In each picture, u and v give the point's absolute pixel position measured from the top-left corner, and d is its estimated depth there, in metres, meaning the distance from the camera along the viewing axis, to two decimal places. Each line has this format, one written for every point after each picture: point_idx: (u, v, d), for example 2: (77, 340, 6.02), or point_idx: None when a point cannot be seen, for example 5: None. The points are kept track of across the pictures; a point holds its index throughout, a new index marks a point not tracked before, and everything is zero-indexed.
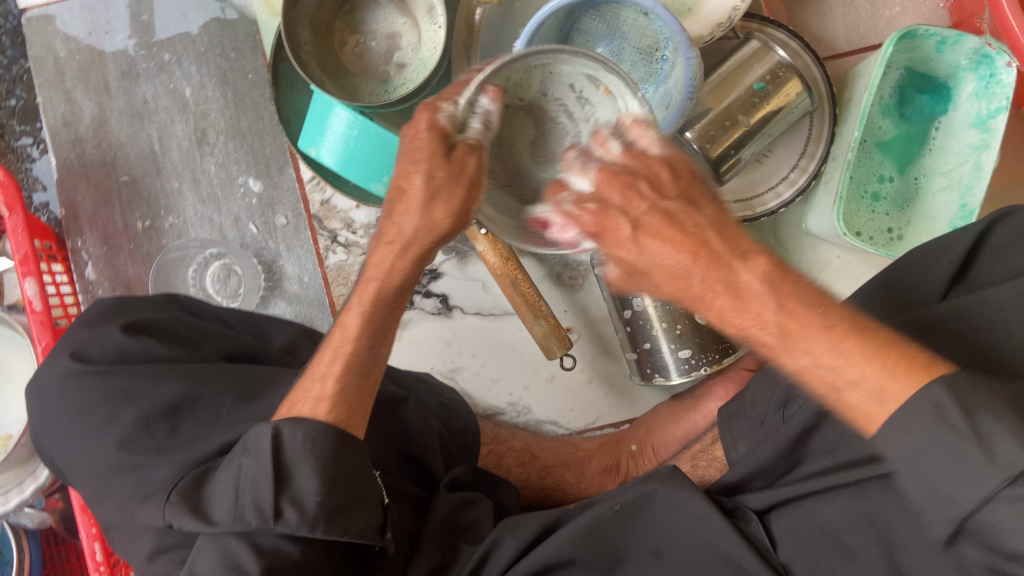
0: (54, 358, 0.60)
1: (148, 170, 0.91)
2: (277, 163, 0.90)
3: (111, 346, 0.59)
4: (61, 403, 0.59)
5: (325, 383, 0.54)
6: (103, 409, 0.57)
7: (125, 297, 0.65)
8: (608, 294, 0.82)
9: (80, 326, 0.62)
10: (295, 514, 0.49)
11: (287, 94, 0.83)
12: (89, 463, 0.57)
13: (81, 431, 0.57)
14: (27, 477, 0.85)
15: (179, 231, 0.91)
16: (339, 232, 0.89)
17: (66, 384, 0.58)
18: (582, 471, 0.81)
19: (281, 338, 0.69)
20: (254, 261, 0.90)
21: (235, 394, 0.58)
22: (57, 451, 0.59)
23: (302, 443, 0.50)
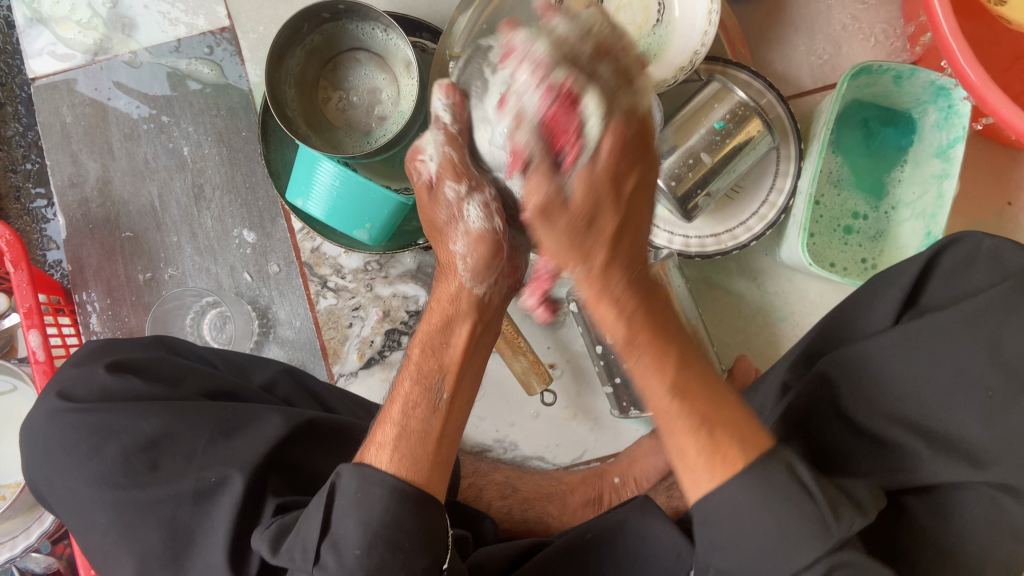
0: (44, 399, 0.64)
1: (150, 225, 0.96)
2: (270, 214, 0.95)
3: (95, 386, 0.63)
4: (48, 440, 0.62)
5: (386, 428, 0.56)
6: (87, 444, 0.61)
7: (112, 341, 0.69)
8: (582, 328, 0.84)
9: (70, 366, 0.66)
10: (332, 559, 0.49)
11: (276, 148, 0.88)
12: (77, 495, 0.60)
13: (68, 465, 0.61)
14: (34, 522, 0.89)
15: (178, 281, 0.95)
16: (329, 278, 0.94)
17: (56, 422, 0.62)
18: (565, 503, 0.83)
19: (261, 376, 0.72)
20: (248, 307, 0.94)
21: (208, 432, 0.61)
22: (46, 486, 0.63)
23: (354, 493, 0.50)
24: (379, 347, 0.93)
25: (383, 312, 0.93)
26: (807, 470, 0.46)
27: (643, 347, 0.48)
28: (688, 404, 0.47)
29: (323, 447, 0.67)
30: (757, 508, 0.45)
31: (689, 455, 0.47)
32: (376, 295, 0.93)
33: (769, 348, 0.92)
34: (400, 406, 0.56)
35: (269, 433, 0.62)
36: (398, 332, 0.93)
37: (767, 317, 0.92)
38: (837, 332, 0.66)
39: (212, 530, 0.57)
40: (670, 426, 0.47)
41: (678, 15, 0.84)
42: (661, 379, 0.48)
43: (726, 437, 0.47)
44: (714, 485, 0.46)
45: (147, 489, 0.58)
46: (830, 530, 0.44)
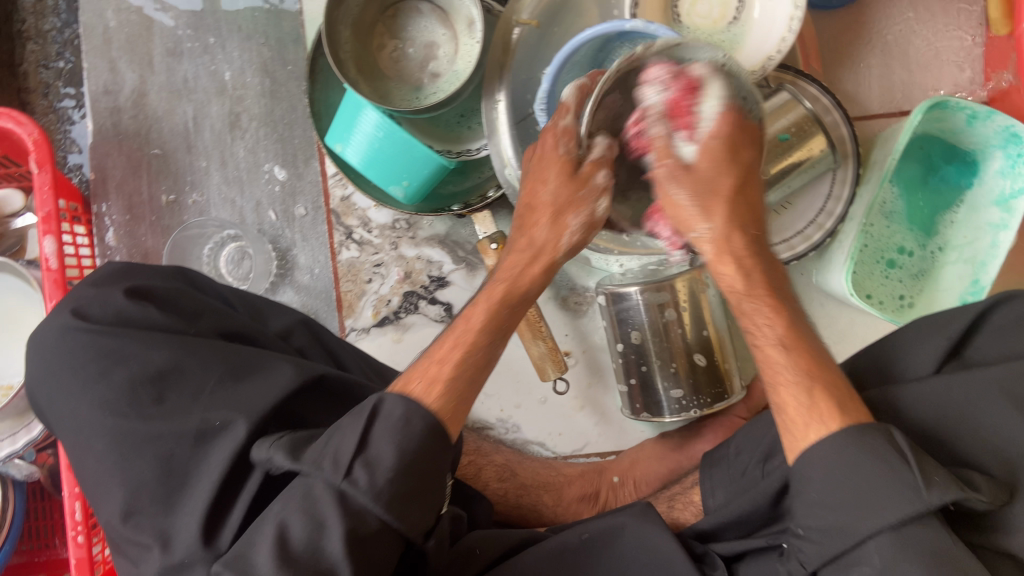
0: (57, 314, 0.62)
1: (179, 145, 0.93)
2: (304, 155, 0.92)
3: (111, 309, 0.61)
4: (55, 356, 0.60)
5: (443, 366, 0.54)
6: (95, 367, 0.59)
7: (132, 265, 0.67)
8: (606, 323, 0.82)
9: (88, 284, 0.64)
10: (365, 477, 0.47)
11: (320, 89, 0.85)
12: (79, 416, 0.58)
13: (72, 385, 0.59)
14: (22, 429, 0.87)
15: (200, 209, 0.92)
16: (355, 230, 0.92)
17: (66, 340, 0.60)
18: (561, 494, 0.82)
19: (277, 324, 0.70)
20: (269, 246, 0.92)
21: (219, 375, 0.59)
22: (46, 402, 0.61)
23: (396, 421, 0.49)
24: (395, 308, 0.92)
25: (404, 273, 0.92)
26: (902, 437, 0.49)
27: (762, 308, 0.57)
28: (798, 371, 0.54)
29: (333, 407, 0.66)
30: (847, 470, 0.49)
31: (795, 418, 0.53)
32: (400, 254, 0.92)
33: None
34: (480, 325, 0.57)
35: (282, 385, 0.60)
36: (417, 296, 0.92)
37: None
38: (873, 374, 0.64)
39: (209, 473, 0.55)
40: (778, 386, 0.54)
41: (758, 16, 0.80)
42: (773, 329, 0.56)
43: (825, 397, 0.52)
44: (806, 437, 0.51)
45: (154, 422, 0.57)
46: (918, 493, 0.46)
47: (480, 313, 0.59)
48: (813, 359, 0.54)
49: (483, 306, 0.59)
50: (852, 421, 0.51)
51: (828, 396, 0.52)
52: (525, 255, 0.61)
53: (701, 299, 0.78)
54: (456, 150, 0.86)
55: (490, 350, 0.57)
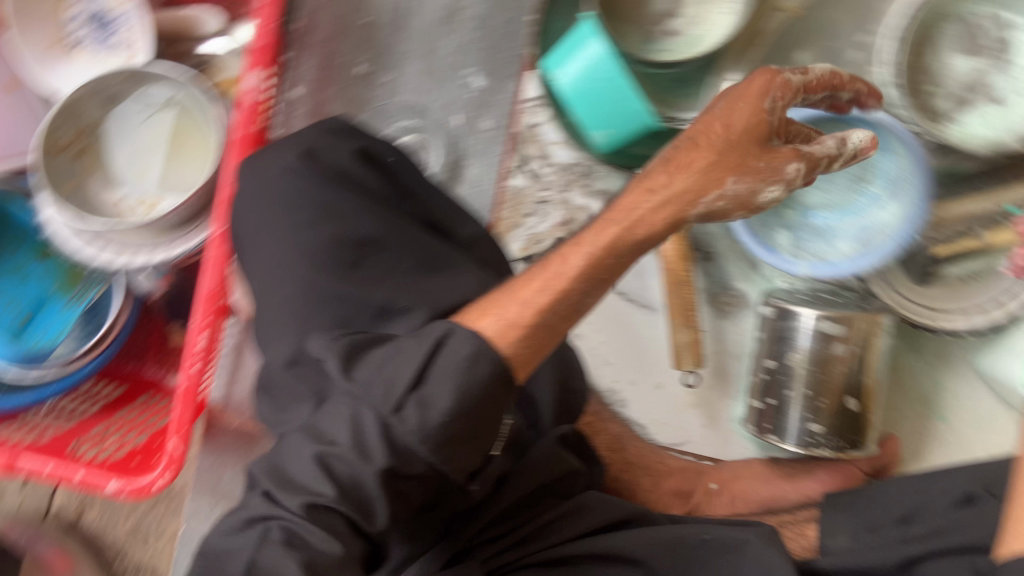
0: (284, 150, 0.61)
1: (389, 23, 0.91)
2: (506, 71, 0.89)
3: (337, 163, 0.61)
4: (270, 189, 0.60)
5: (525, 308, 0.50)
6: (307, 212, 0.58)
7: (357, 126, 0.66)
8: (762, 336, 0.80)
9: (320, 132, 0.63)
10: (415, 417, 0.45)
11: (552, 11, 0.84)
12: (275, 254, 0.58)
13: (279, 222, 0.59)
14: (162, 246, 0.86)
15: (389, 92, 0.91)
16: (532, 160, 0.90)
17: (286, 178, 0.60)
18: (658, 484, 0.84)
19: (468, 229, 0.66)
20: (447, 149, 0.91)
21: (416, 262, 0.58)
22: (244, 231, 0.61)
23: (462, 360, 0.46)
24: (545, 249, 0.90)
25: (566, 219, 0.89)
26: None
27: None
28: None
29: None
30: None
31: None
32: (568, 200, 0.89)
33: (916, 441, 0.87)
34: (578, 272, 0.52)
35: (469, 293, 0.58)
36: None
37: (926, 409, 0.87)
38: None
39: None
40: None
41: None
42: None
43: None
44: None
45: (348, 284, 0.56)
46: None
47: (707, 154, 0.54)
48: None
49: (668, 197, 0.54)
50: None
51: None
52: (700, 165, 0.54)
53: (871, 345, 0.75)
54: (668, 114, 0.83)
55: (582, 302, 0.53)
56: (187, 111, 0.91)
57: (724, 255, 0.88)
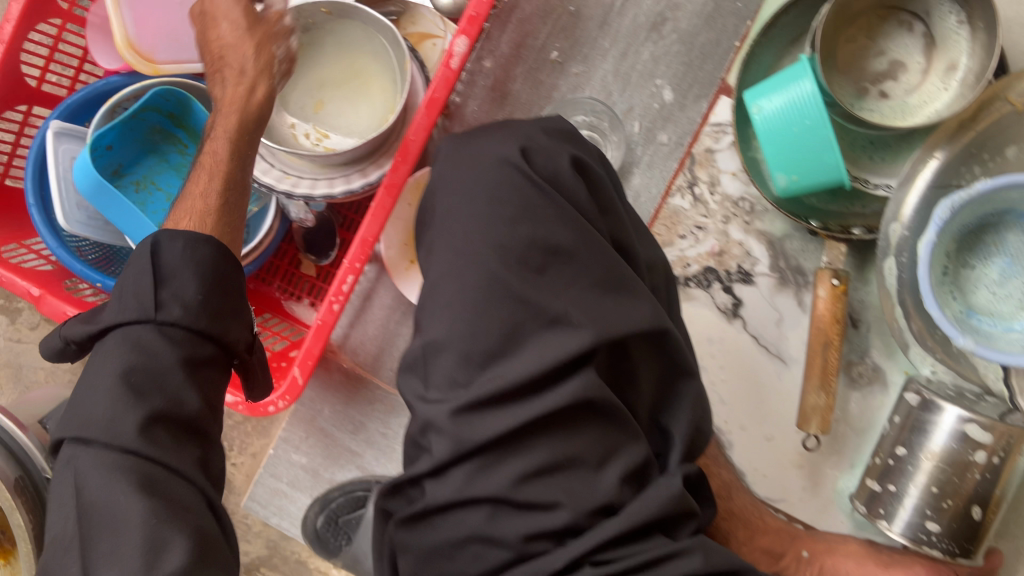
0: (501, 143, 0.64)
1: (594, 15, 0.90)
2: (698, 91, 0.88)
3: (551, 168, 0.63)
4: (477, 178, 0.62)
5: (206, 201, 0.64)
6: (508, 208, 0.60)
7: (577, 134, 0.67)
8: (899, 422, 0.79)
9: (538, 130, 0.65)
10: (179, 310, 0.55)
11: (763, 42, 0.83)
12: (471, 238, 0.60)
13: (479, 209, 0.61)
14: (324, 181, 0.87)
15: (577, 84, 0.90)
16: (700, 184, 0.89)
17: (501, 170, 0.62)
18: (751, 537, 0.82)
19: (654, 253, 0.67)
20: (615, 154, 0.89)
21: (599, 283, 0.59)
22: (441, 209, 0.64)
23: (179, 252, 0.57)
24: (690, 274, 0.89)
25: (718, 249, 0.88)
26: None
27: None
28: None
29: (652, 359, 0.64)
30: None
31: None
32: (725, 232, 0.88)
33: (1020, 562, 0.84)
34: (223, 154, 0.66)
35: (643, 323, 0.59)
36: (716, 278, 0.89)
37: None
38: None
39: (542, 353, 0.56)
40: None
41: None
42: None
43: None
44: None
45: (532, 287, 0.58)
46: None
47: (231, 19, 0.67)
48: None
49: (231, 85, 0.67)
50: None
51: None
52: (241, 85, 0.67)
53: (1008, 462, 0.74)
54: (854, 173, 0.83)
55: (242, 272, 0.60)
56: (382, 56, 0.92)
57: (869, 326, 0.86)
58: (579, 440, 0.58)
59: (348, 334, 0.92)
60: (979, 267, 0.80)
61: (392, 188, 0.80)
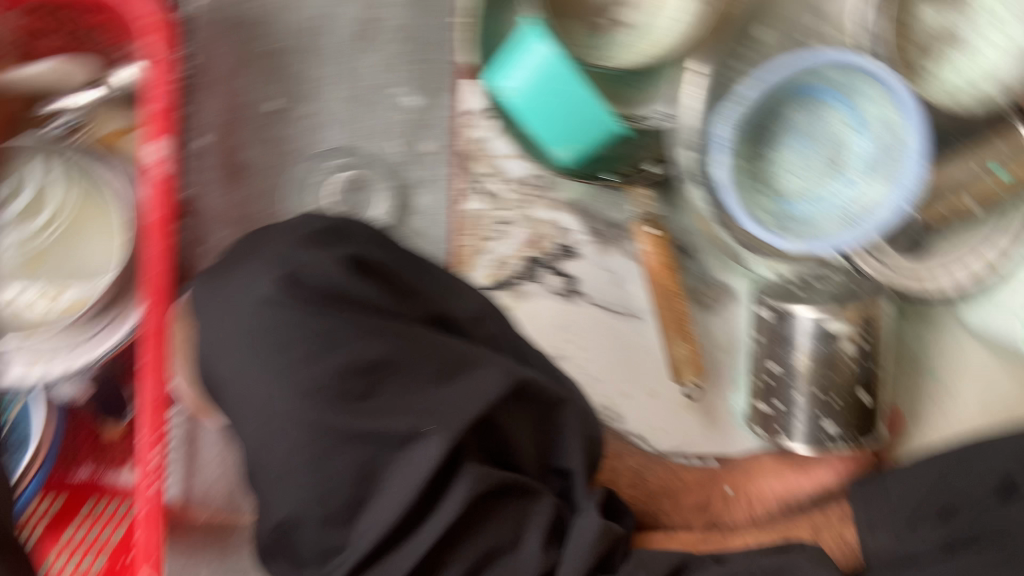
0: (260, 273, 0.54)
1: (296, 46, 0.79)
2: (440, 84, 0.80)
3: (325, 283, 0.54)
4: (249, 327, 0.53)
5: None
6: (303, 346, 0.52)
7: (339, 222, 0.58)
8: (760, 338, 0.77)
9: (294, 242, 0.56)
10: None
11: (490, 9, 0.74)
12: (269, 397, 0.51)
13: (270, 362, 0.51)
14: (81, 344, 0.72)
15: (310, 126, 0.80)
16: (484, 179, 0.81)
17: (272, 308, 0.53)
18: (678, 503, 0.80)
19: (473, 305, 0.61)
20: (388, 182, 0.80)
21: (438, 375, 0.54)
22: (225, 373, 0.53)
23: None
24: (514, 272, 0.82)
25: (532, 236, 0.82)
26: None
27: None
28: None
29: (516, 414, 0.60)
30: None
31: None
32: (530, 215, 0.82)
33: (910, 401, 0.87)
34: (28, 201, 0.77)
35: (501, 391, 0.55)
36: (540, 264, 0.83)
37: (916, 367, 0.87)
38: None
39: (406, 483, 0.50)
40: None
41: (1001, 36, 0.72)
42: None
43: None
44: None
45: (367, 418, 0.51)
46: None
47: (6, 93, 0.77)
48: None
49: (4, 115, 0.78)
50: None
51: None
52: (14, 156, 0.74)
53: (871, 329, 0.74)
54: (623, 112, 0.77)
55: None
56: (86, 180, 0.76)
57: (699, 250, 0.83)
58: (489, 534, 0.56)
59: (190, 489, 0.83)
60: (777, 155, 0.77)
61: (159, 335, 0.69)
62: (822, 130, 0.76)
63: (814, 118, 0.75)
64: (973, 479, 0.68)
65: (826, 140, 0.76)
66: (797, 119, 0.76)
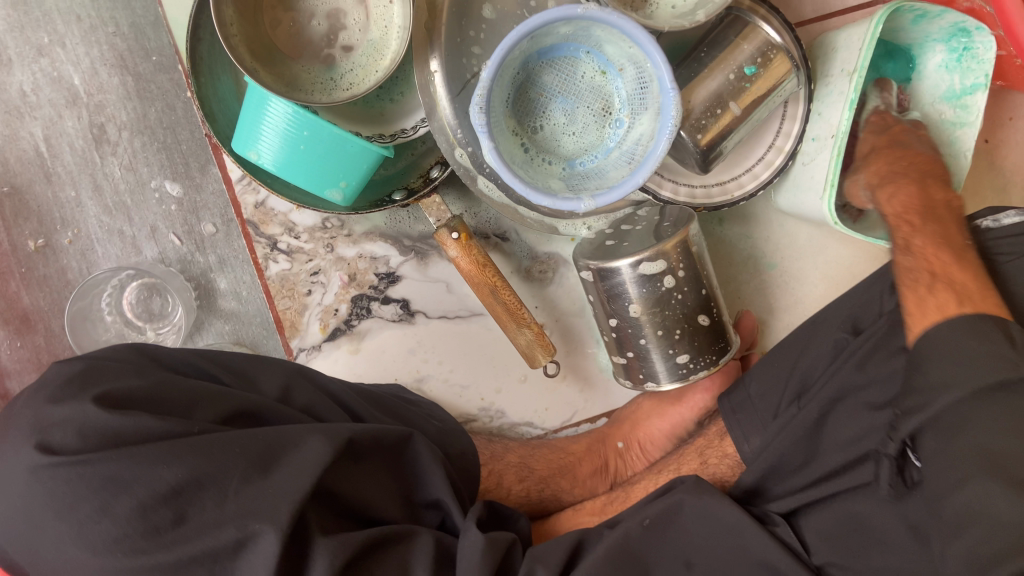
0: (16, 447, 0.49)
1: (34, 176, 0.75)
2: (198, 161, 0.77)
3: (92, 431, 0.48)
4: (28, 505, 0.48)
5: None
6: (88, 504, 0.47)
7: (91, 361, 0.54)
8: (593, 298, 0.76)
9: (43, 399, 0.50)
10: None
11: (208, 81, 0.71)
12: (80, 569, 0.46)
13: (61, 534, 0.47)
14: None
15: (83, 249, 0.76)
16: (279, 238, 0.79)
17: (43, 481, 0.48)
18: (575, 476, 0.79)
19: (273, 387, 0.60)
20: (183, 278, 0.77)
21: (249, 471, 0.50)
22: (26, 559, 0.49)
23: None
24: (345, 316, 0.81)
25: (348, 276, 0.80)
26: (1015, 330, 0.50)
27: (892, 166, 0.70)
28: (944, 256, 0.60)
29: (360, 467, 0.57)
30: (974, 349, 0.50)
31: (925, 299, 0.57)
32: (339, 257, 0.80)
33: (759, 296, 0.90)
34: None
35: (320, 461, 0.52)
36: (368, 299, 0.81)
37: (756, 264, 0.89)
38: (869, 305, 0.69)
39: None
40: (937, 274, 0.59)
41: None
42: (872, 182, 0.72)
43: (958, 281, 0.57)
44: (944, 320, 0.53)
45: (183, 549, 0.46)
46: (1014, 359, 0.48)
47: None
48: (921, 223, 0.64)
49: None
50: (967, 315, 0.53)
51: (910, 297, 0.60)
52: None
53: (693, 254, 0.73)
54: (386, 132, 0.75)
55: None
56: None
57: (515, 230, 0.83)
58: None
59: None
60: (546, 122, 0.76)
61: None
62: (581, 82, 0.76)
63: (569, 74, 0.75)
64: (818, 358, 0.70)
65: (590, 90, 0.76)
66: (554, 79, 0.75)
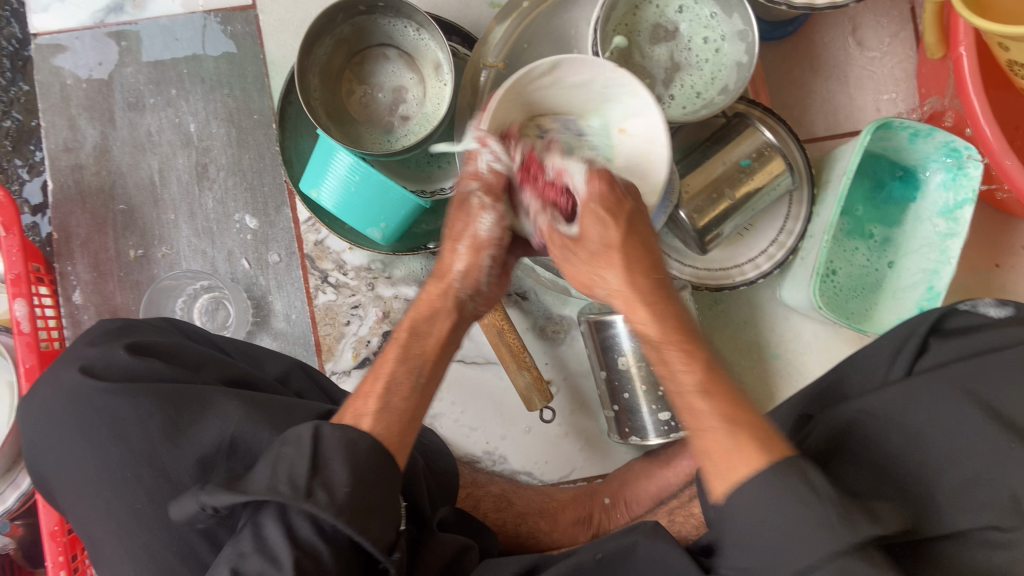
0: (59, 377, 0.63)
1: (146, 200, 0.93)
2: (275, 203, 0.92)
3: (117, 367, 0.62)
4: (63, 419, 0.61)
5: None
6: (108, 428, 0.60)
7: (129, 321, 0.68)
8: (590, 350, 0.85)
9: (85, 344, 0.65)
10: None
11: (291, 136, 0.87)
12: (85, 472, 0.60)
13: (85, 449, 0.60)
14: (8, 487, 0.85)
15: (171, 262, 0.92)
16: (330, 273, 0.92)
17: (73, 400, 0.61)
18: (556, 520, 0.85)
19: (276, 368, 0.71)
20: (244, 295, 0.91)
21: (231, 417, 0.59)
22: (51, 468, 0.62)
23: None
24: (375, 348, 0.91)
25: (383, 313, 0.91)
26: (820, 474, 0.45)
27: (675, 342, 0.54)
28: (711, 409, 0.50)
29: None
30: (775, 504, 0.45)
31: (713, 451, 0.49)
32: (378, 295, 0.92)
33: (762, 384, 0.94)
34: None
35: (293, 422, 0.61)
36: None
37: (761, 352, 0.94)
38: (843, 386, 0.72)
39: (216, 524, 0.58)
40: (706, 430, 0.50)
41: (724, 53, 0.83)
42: (689, 367, 0.52)
43: (753, 443, 0.48)
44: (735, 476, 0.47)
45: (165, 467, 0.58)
46: (836, 526, 0.43)
47: None
48: (725, 401, 0.50)
49: None
50: (770, 462, 0.46)
51: (735, 425, 0.49)
52: None
53: None
54: (429, 189, 0.89)
55: None
56: None
57: (534, 291, 0.93)
58: None
59: None
60: None
61: None
62: None
63: None
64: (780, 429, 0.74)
65: None
66: None
